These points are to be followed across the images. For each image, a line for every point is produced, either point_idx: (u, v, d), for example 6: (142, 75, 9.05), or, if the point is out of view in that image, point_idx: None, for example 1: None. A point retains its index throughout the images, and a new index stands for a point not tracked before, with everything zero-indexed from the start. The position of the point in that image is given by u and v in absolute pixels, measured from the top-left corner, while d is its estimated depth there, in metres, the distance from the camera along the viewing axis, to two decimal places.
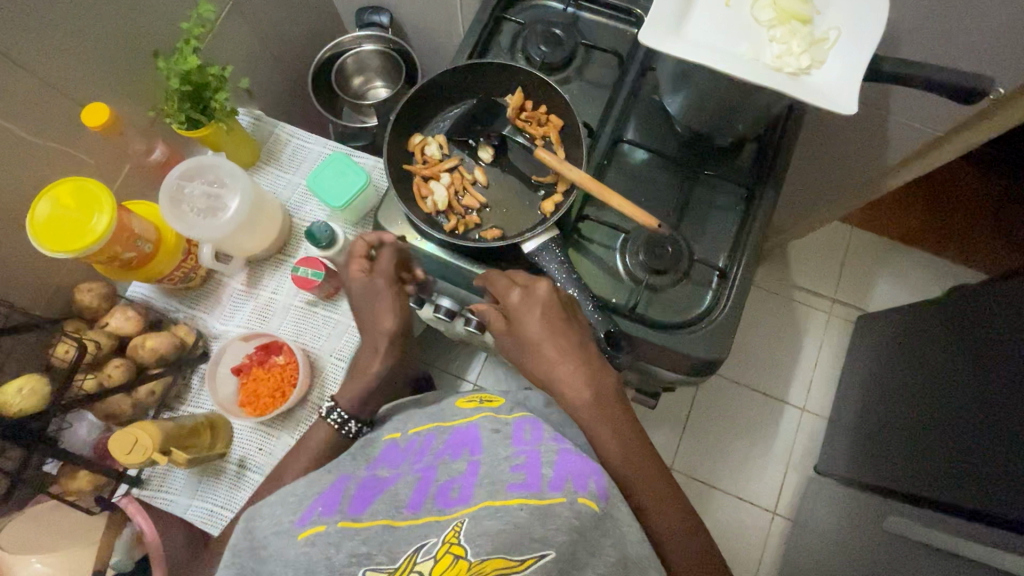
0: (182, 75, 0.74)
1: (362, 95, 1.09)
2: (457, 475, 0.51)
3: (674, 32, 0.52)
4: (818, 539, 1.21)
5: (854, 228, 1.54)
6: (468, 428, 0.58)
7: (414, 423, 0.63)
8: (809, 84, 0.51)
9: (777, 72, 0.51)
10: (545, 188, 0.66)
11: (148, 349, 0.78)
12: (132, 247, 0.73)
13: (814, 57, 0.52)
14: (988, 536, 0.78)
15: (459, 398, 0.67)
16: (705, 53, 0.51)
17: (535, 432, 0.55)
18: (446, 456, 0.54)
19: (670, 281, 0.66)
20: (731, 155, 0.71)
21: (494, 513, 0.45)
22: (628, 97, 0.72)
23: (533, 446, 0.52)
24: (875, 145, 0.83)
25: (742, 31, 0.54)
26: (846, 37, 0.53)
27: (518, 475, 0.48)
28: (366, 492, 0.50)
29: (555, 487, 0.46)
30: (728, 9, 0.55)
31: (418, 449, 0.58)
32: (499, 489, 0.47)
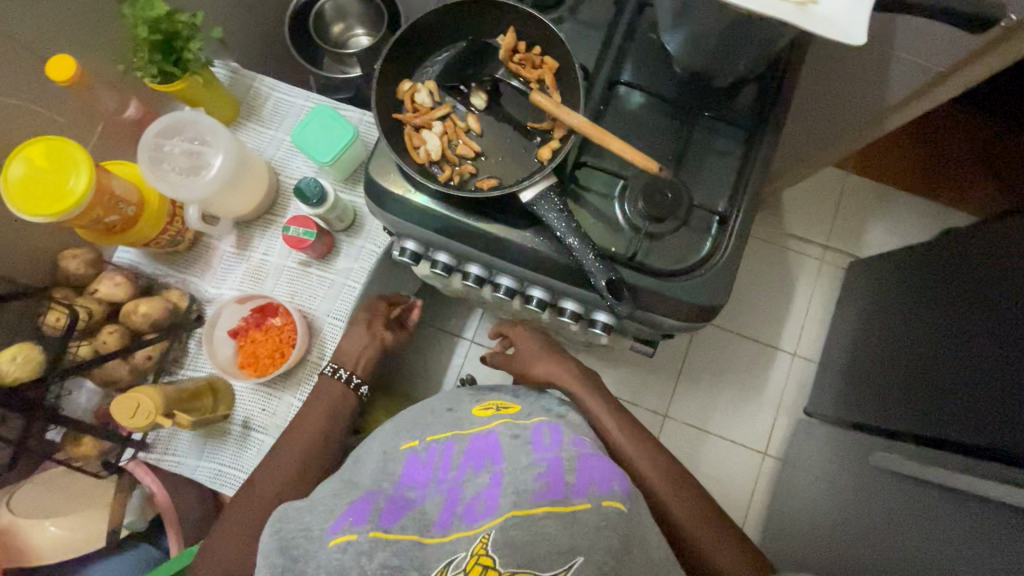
0: (151, 23, 0.70)
1: (342, 44, 1.03)
2: (482, 488, 0.57)
3: None
4: (808, 476, 1.27)
5: (849, 173, 1.53)
6: (487, 437, 0.62)
7: (432, 431, 0.66)
8: (818, 15, 0.48)
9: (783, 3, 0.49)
10: (541, 135, 0.64)
11: (141, 315, 0.77)
12: (114, 210, 0.71)
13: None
14: (978, 468, 0.81)
15: (476, 403, 0.72)
16: None
17: (553, 438, 0.61)
18: (469, 471, 0.59)
19: (670, 228, 0.65)
20: (732, 97, 0.69)
21: (518, 522, 0.52)
22: (625, 38, 0.69)
23: (553, 452, 0.58)
24: (877, 83, 0.81)
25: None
26: None
27: (543, 483, 0.55)
28: (395, 505, 0.56)
29: (580, 493, 0.54)
30: None
31: (440, 458, 0.61)
32: (523, 497, 0.54)
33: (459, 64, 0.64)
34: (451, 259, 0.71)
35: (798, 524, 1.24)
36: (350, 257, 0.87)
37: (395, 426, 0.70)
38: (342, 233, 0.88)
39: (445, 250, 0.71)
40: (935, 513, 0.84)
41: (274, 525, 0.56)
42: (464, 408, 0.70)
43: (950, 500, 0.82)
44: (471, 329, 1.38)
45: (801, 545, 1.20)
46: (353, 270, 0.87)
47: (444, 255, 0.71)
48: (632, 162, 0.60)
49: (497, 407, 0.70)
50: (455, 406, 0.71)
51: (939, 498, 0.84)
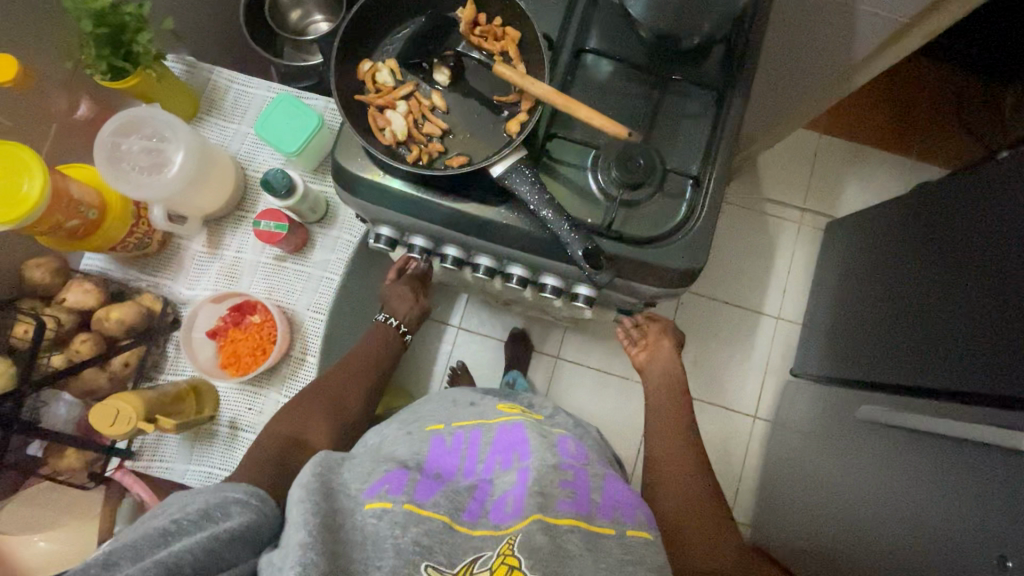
0: (96, 17, 0.67)
1: (302, 31, 1.00)
2: (509, 483, 0.59)
3: None
4: (799, 435, 1.30)
5: (822, 135, 1.53)
6: (514, 433, 0.66)
7: (457, 422, 0.70)
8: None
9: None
10: (508, 109, 0.63)
11: (114, 321, 0.76)
12: (75, 214, 0.69)
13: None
14: (963, 413, 0.83)
15: (497, 404, 0.76)
16: None
17: (577, 456, 0.65)
18: (497, 466, 0.62)
19: (645, 194, 0.64)
20: (699, 59, 0.69)
21: (547, 529, 0.52)
22: (587, 5, 0.68)
23: (579, 471, 0.61)
24: (842, 38, 0.81)
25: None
26: None
27: (571, 497, 0.56)
28: (428, 482, 0.56)
29: (604, 516, 0.57)
30: None
31: (467, 448, 0.64)
32: (551, 505, 0.55)
33: (419, 40, 0.62)
34: (427, 242, 0.71)
35: (791, 482, 1.27)
36: (326, 249, 0.86)
37: (421, 416, 0.73)
38: (316, 225, 0.86)
39: (420, 233, 0.70)
40: (926, 460, 0.86)
41: (315, 464, 0.55)
42: (486, 406, 0.74)
43: (937, 446, 0.84)
44: (457, 315, 1.38)
45: (796, 502, 1.23)
46: (331, 261, 0.85)
47: (420, 239, 0.70)
48: (601, 130, 0.59)
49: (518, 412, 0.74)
50: (475, 405, 0.75)
51: (931, 446, 0.86)
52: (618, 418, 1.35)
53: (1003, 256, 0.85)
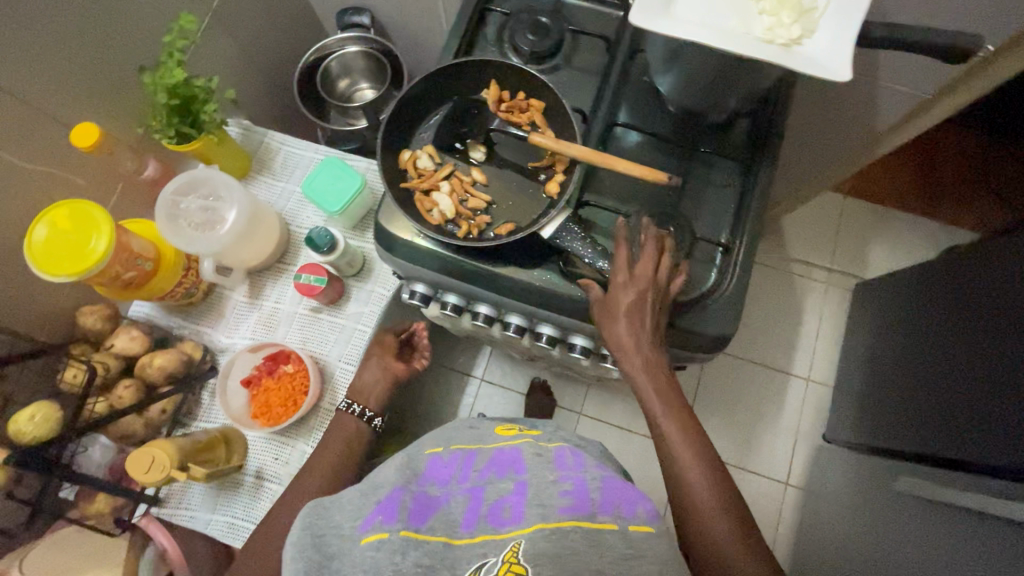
0: (169, 90, 0.74)
1: (348, 98, 1.09)
2: (506, 494, 0.54)
3: (664, 11, 0.53)
4: (833, 505, 1.24)
5: (846, 197, 1.55)
6: (511, 449, 0.60)
7: (454, 441, 0.65)
8: (805, 56, 0.52)
9: (769, 47, 0.52)
10: (544, 172, 0.66)
11: (156, 368, 0.78)
12: (133, 266, 0.73)
13: (804, 28, 0.53)
14: (1006, 490, 0.79)
15: (497, 425, 0.70)
16: (701, 33, 0.52)
17: (577, 458, 0.58)
18: (491, 474, 0.57)
19: (674, 260, 0.66)
20: (724, 132, 0.72)
21: (549, 535, 0.49)
22: (618, 82, 0.72)
23: (578, 472, 0.55)
24: (867, 111, 0.85)
25: (730, 9, 0.54)
26: (836, 5, 0.54)
27: (568, 499, 0.52)
28: (421, 504, 0.53)
29: (605, 511, 0.51)
30: None
31: (464, 461, 0.60)
32: (550, 512, 0.50)
33: (453, 124, 0.67)
34: (461, 300, 0.73)
35: (824, 558, 1.20)
36: (360, 301, 0.89)
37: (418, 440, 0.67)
38: (352, 278, 0.89)
39: (453, 291, 0.72)
40: (965, 538, 0.81)
41: (303, 516, 0.53)
42: (487, 427, 0.68)
43: (979, 525, 0.80)
44: (480, 367, 1.39)
45: None
46: (364, 313, 0.88)
47: (453, 296, 0.72)
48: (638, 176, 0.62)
49: (519, 430, 0.68)
50: (476, 425, 0.69)
51: (974, 527, 0.81)
52: (642, 480, 1.31)
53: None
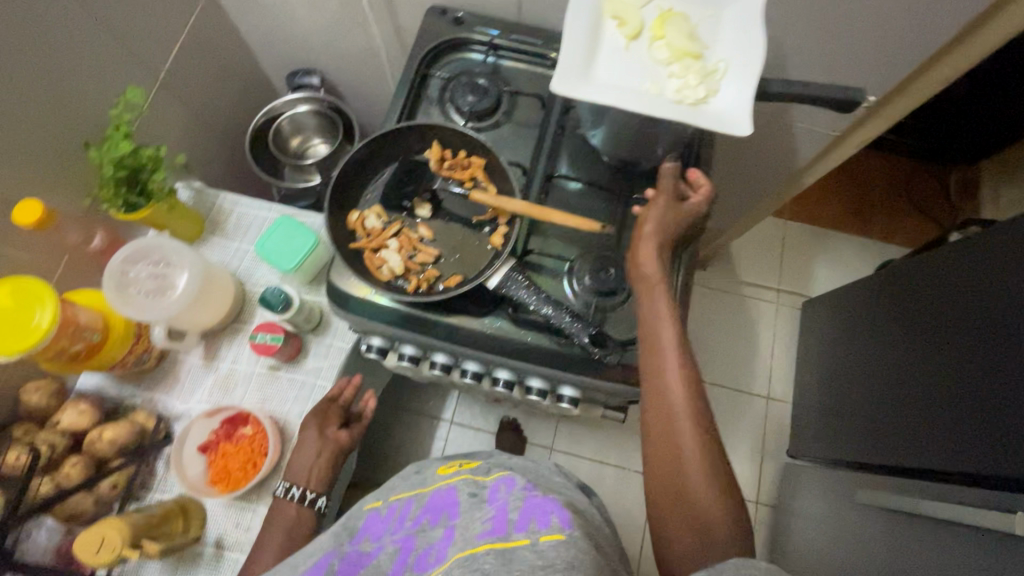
0: (116, 161, 0.75)
1: (301, 154, 1.12)
2: (434, 540, 0.57)
3: (583, 76, 0.58)
4: (803, 519, 1.27)
5: (787, 221, 1.65)
6: (446, 491, 0.63)
7: (395, 492, 0.68)
8: (710, 113, 0.58)
9: (679, 107, 0.58)
10: (488, 225, 0.69)
11: (106, 442, 0.77)
12: (79, 338, 0.72)
13: (709, 88, 0.59)
14: (972, 497, 0.83)
15: (442, 466, 0.73)
16: (615, 98, 0.58)
17: (508, 488, 0.60)
18: (423, 522, 0.60)
19: (619, 300, 0.69)
20: (657, 176, 0.77)
21: (463, 562, 0.50)
22: (556, 135, 0.77)
23: (504, 500, 0.57)
24: (784, 150, 0.93)
25: (643, 72, 0.60)
26: (735, 67, 0.60)
27: (487, 527, 0.54)
28: (350, 564, 0.59)
29: (520, 529, 0.52)
30: (628, 52, 0.61)
31: (400, 513, 0.63)
32: (468, 542, 0.53)
33: (399, 183, 0.70)
34: (417, 351, 0.74)
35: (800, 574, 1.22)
36: (319, 357, 0.89)
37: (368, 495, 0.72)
38: (310, 333, 0.90)
39: (409, 342, 0.74)
40: (937, 547, 0.85)
41: None
42: (430, 471, 0.72)
43: (952, 533, 0.83)
44: (449, 410, 1.38)
45: None
46: (323, 368, 0.88)
47: (410, 348, 0.74)
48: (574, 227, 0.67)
49: (460, 467, 0.71)
50: (421, 471, 0.73)
51: (948, 535, 0.84)
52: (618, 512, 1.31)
53: (1009, 286, 0.85)
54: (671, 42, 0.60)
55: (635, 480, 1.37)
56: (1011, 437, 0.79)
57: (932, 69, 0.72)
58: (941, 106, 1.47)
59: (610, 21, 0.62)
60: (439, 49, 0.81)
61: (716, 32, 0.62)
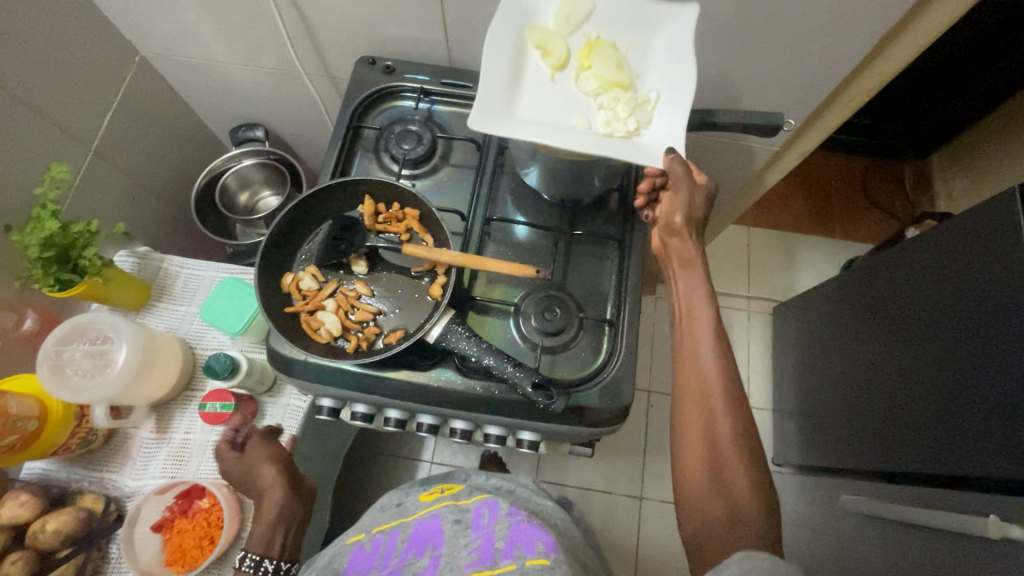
0: (44, 241, 0.73)
1: (251, 209, 1.10)
2: (420, 572, 0.53)
3: (508, 113, 0.58)
4: (795, 529, 1.25)
5: (750, 228, 1.66)
6: (431, 521, 0.60)
7: (377, 524, 0.63)
8: (641, 146, 0.59)
9: (609, 141, 0.58)
10: (428, 276, 0.69)
11: (50, 533, 0.73)
12: (12, 429, 0.69)
13: (640, 120, 0.59)
14: (953, 501, 0.82)
15: (422, 494, 0.70)
16: (541, 133, 0.57)
17: (492, 513, 0.59)
18: (410, 555, 0.55)
19: (567, 338, 0.69)
20: (597, 209, 0.77)
21: None
22: (493, 176, 0.77)
23: (489, 527, 0.56)
24: (727, 166, 0.94)
25: (572, 105, 0.60)
26: (666, 98, 0.60)
27: (473, 555, 0.53)
28: None
29: (506, 556, 0.51)
30: (556, 84, 0.60)
31: (385, 546, 0.58)
32: (457, 571, 0.51)
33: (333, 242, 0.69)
34: (368, 408, 0.72)
35: None
36: (275, 419, 0.86)
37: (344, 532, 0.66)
38: (265, 395, 0.87)
39: (361, 400, 0.71)
40: (923, 554, 0.84)
41: None
42: (411, 500, 0.68)
43: (937, 539, 0.82)
44: (428, 451, 1.35)
45: None
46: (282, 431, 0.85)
47: (361, 406, 0.72)
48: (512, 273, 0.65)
49: (441, 493, 0.68)
50: (401, 502, 0.69)
51: (931, 542, 0.83)
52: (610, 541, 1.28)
53: (965, 282, 0.86)
54: (600, 72, 0.59)
55: (623, 504, 1.34)
56: (985, 438, 0.79)
57: (850, 90, 0.76)
58: (885, 105, 1.51)
59: (535, 53, 0.61)
60: (371, 99, 0.80)
61: (646, 61, 0.62)
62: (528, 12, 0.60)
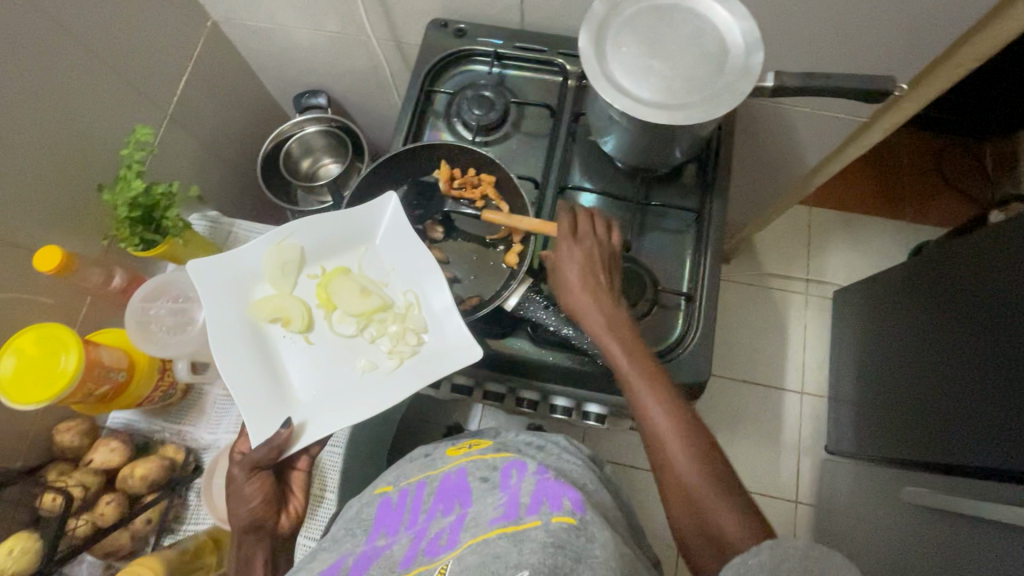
0: (130, 202, 0.75)
1: (313, 176, 1.11)
2: (445, 527, 0.52)
3: (284, 397, 0.64)
4: (845, 518, 1.22)
5: (812, 207, 1.59)
6: (456, 473, 0.59)
7: (405, 475, 0.63)
8: (429, 355, 0.63)
9: (400, 370, 0.64)
10: (502, 244, 0.69)
11: (137, 478, 0.77)
12: (105, 380, 0.72)
13: (415, 328, 0.65)
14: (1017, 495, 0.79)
15: (450, 446, 0.67)
16: (333, 391, 0.64)
17: (519, 472, 0.56)
18: (437, 512, 0.55)
19: (642, 310, 0.67)
20: (673, 180, 0.74)
21: (475, 548, 0.47)
22: (566, 142, 0.74)
23: (516, 485, 0.54)
24: (802, 136, 0.89)
25: (344, 348, 0.67)
26: (421, 292, 0.66)
27: (499, 512, 0.51)
28: (365, 557, 0.52)
29: (531, 513, 0.49)
30: (313, 342, 0.67)
31: (411, 499, 0.58)
32: (481, 527, 0.50)
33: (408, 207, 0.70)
34: None
35: None
36: None
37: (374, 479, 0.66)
38: None
39: None
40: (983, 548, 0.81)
41: None
42: (439, 451, 0.66)
43: (996, 533, 0.78)
44: None
45: None
46: None
47: None
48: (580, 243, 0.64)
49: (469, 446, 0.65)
50: (427, 453, 0.66)
51: (988, 534, 0.80)
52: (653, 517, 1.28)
53: None
54: (350, 310, 0.66)
55: None
56: None
57: (951, 60, 0.69)
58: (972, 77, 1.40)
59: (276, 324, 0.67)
60: (443, 63, 0.79)
61: (380, 261, 0.69)
62: (243, 297, 0.66)
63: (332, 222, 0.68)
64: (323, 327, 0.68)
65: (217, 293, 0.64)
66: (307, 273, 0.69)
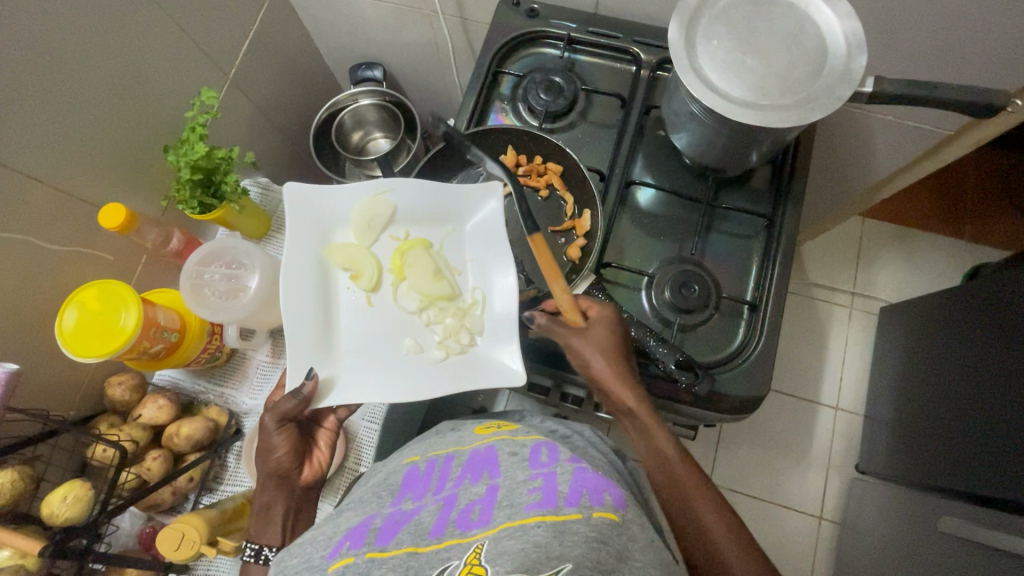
0: (192, 165, 0.75)
1: (363, 149, 1.11)
2: (477, 500, 0.49)
3: (328, 349, 0.62)
4: (871, 540, 1.19)
5: (866, 219, 1.53)
6: (488, 449, 0.55)
7: (433, 447, 0.60)
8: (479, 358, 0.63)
9: (446, 363, 0.63)
10: (563, 237, 0.67)
11: (183, 437, 0.78)
12: (159, 339, 0.73)
13: (471, 329, 0.65)
14: None
15: (479, 425, 0.64)
16: (370, 363, 0.63)
17: (552, 454, 0.53)
18: (466, 480, 0.52)
19: (702, 317, 0.66)
20: (743, 183, 0.71)
21: (513, 533, 0.44)
22: (635, 136, 0.72)
23: (550, 468, 0.50)
24: (879, 147, 0.85)
25: (397, 321, 0.66)
26: (488, 296, 0.66)
27: (535, 495, 0.47)
28: (393, 522, 0.49)
29: (571, 503, 0.45)
30: (373, 305, 0.66)
31: (440, 470, 0.55)
32: (517, 510, 0.46)
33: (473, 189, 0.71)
34: None
35: None
36: None
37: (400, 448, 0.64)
38: None
39: None
40: None
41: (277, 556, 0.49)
42: (467, 429, 0.63)
43: None
44: None
45: None
46: None
47: None
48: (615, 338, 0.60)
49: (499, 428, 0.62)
50: (456, 428, 0.64)
51: None
52: None
53: None
54: (417, 287, 0.65)
55: None
56: None
57: None
58: None
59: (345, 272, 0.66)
60: (514, 43, 0.76)
61: (461, 246, 0.69)
62: (325, 235, 0.65)
63: (430, 193, 0.67)
64: (386, 293, 0.67)
65: (303, 223, 0.64)
66: (389, 233, 0.68)
